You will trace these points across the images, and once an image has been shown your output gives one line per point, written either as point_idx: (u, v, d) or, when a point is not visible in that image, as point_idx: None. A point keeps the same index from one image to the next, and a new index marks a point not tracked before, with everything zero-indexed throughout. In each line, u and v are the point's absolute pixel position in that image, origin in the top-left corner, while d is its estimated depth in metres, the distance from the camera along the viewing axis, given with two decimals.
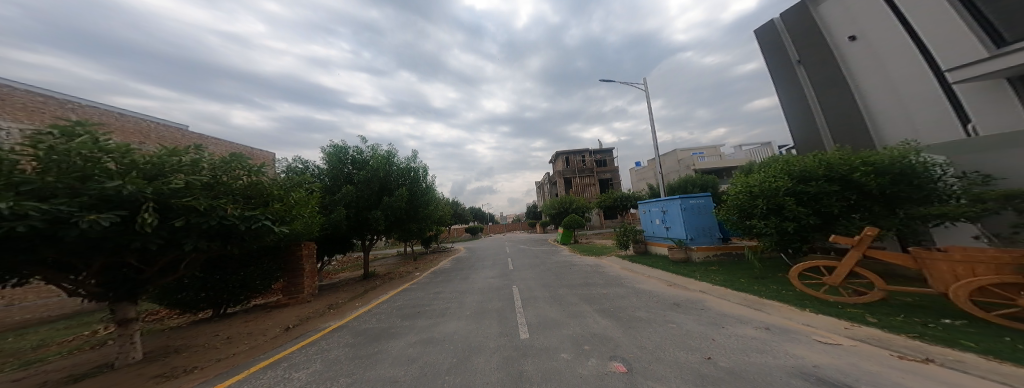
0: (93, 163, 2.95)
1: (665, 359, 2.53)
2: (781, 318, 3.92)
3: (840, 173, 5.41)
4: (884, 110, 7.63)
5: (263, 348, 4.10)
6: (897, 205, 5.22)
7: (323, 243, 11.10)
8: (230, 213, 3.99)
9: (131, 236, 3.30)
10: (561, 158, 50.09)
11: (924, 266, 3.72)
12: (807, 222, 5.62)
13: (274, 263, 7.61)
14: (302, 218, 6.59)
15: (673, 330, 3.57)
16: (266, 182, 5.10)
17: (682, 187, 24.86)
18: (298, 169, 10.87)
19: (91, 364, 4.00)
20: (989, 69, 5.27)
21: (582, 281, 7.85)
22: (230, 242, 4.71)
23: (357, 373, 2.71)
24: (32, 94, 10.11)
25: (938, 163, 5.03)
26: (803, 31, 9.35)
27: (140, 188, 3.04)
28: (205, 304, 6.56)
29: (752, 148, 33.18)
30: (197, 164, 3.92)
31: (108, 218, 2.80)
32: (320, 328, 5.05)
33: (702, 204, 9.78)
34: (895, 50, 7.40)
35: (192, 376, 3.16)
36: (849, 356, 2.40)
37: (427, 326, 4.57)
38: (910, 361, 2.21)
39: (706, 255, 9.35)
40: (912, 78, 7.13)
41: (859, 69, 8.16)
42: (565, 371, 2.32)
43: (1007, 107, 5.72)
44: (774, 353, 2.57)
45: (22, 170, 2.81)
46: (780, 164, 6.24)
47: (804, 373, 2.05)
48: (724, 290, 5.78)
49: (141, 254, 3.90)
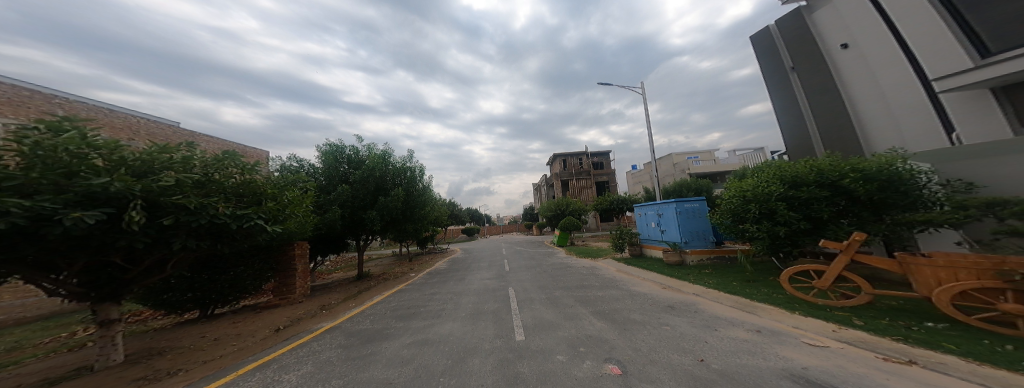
0: (80, 159, 2.88)
1: (659, 361, 2.55)
2: (772, 320, 3.98)
3: (830, 179, 5.54)
4: (874, 117, 7.82)
5: (251, 350, 4.02)
6: (884, 210, 5.35)
7: (317, 242, 10.98)
8: (221, 212, 3.90)
9: (116, 235, 3.24)
10: (559, 160, 50.42)
11: (908, 271, 3.80)
12: (797, 227, 5.73)
13: (265, 263, 7.51)
14: (296, 217, 6.48)
15: (667, 332, 3.61)
16: (259, 181, 5.03)
17: (678, 190, 25.16)
18: (293, 167, 10.79)
19: (69, 367, 3.88)
20: (973, 79, 5.43)
21: (578, 283, 7.90)
22: (221, 242, 4.63)
23: (350, 374, 2.68)
24: (17, 88, 9.84)
25: (923, 171, 5.18)
26: (798, 38, 9.57)
27: (128, 185, 2.99)
28: (192, 304, 6.42)
29: (747, 154, 33.69)
30: (188, 162, 3.82)
31: (93, 216, 2.74)
32: (310, 330, 4.96)
33: (696, 208, 9.88)
34: (885, 58, 7.58)
35: (177, 379, 3.10)
36: (836, 358, 2.45)
37: (422, 328, 4.52)
38: (894, 363, 2.27)
39: (700, 258, 9.54)
40: (901, 85, 7.30)
41: (851, 77, 8.35)
42: (561, 373, 2.33)
43: (991, 116, 5.88)
44: (765, 355, 2.61)
45: (5, 165, 2.73)
46: (772, 168, 6.37)
47: (794, 375, 2.08)
48: (717, 293, 5.86)
49: (127, 253, 3.82)
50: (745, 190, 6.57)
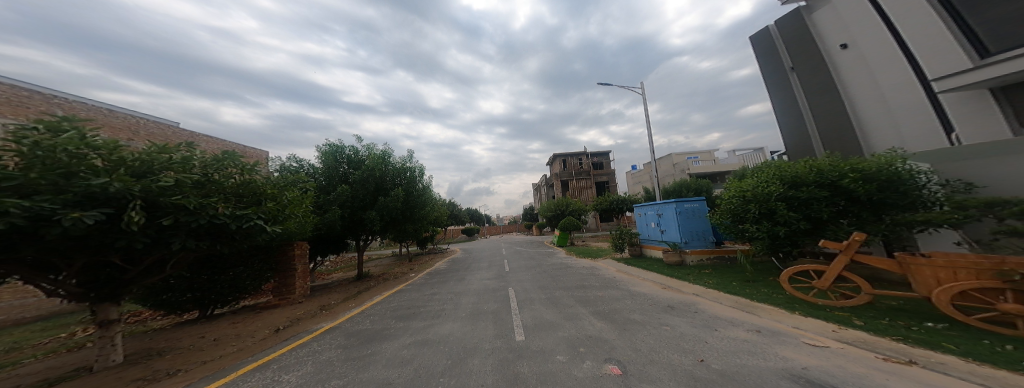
0: (79, 160, 2.88)
1: (659, 361, 2.56)
2: (772, 320, 3.99)
3: (830, 179, 5.55)
4: (874, 117, 7.82)
5: (251, 350, 4.02)
6: (883, 210, 5.35)
7: (317, 242, 10.97)
8: (221, 212, 3.90)
9: (115, 235, 3.23)
10: (558, 160, 50.48)
11: (908, 271, 3.80)
12: (797, 227, 5.74)
13: (265, 263, 7.49)
14: (295, 218, 6.47)
15: (667, 332, 3.61)
16: (259, 181, 5.02)
17: (677, 190, 25.19)
18: (293, 167, 10.79)
19: (68, 367, 3.88)
20: (972, 79, 5.43)
21: (578, 283, 7.89)
22: (220, 242, 4.62)
23: (349, 375, 2.67)
24: (17, 88, 9.84)
25: (923, 171, 5.18)
26: (797, 38, 9.58)
27: (128, 185, 2.98)
28: (191, 305, 6.41)
29: (746, 154, 33.73)
30: (188, 162, 3.81)
31: (92, 216, 2.73)
32: (310, 330, 4.95)
33: (696, 208, 9.88)
34: (885, 58, 7.59)
35: (176, 379, 3.10)
36: (836, 358, 2.45)
37: (421, 328, 4.53)
38: (894, 363, 2.27)
39: (700, 258, 9.54)
40: (900, 85, 7.30)
41: (851, 77, 8.36)
42: (561, 373, 2.33)
43: (990, 116, 5.88)
44: (764, 355, 2.61)
45: (4, 165, 2.73)
46: (772, 169, 6.38)
47: (794, 375, 2.08)
48: (717, 293, 5.85)
49: (127, 253, 3.82)
50: (745, 190, 6.57)
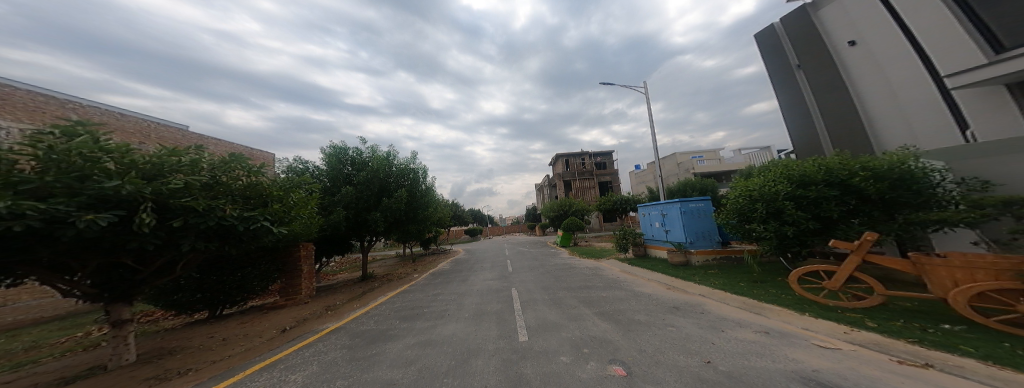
0: (93, 163, 2.92)
1: (665, 362, 2.52)
2: (780, 321, 3.92)
3: (839, 178, 5.46)
4: (884, 115, 7.66)
5: (259, 350, 4.06)
6: (895, 210, 5.25)
7: (322, 243, 11.07)
8: (229, 213, 3.96)
9: (130, 236, 3.29)
10: (561, 160, 50.41)
11: (923, 272, 3.71)
12: (806, 227, 5.65)
13: (272, 264, 7.58)
14: (302, 219, 6.53)
15: (672, 333, 3.57)
16: (265, 183, 5.05)
17: (681, 190, 25.09)
18: (299, 169, 10.92)
19: (82, 366, 3.93)
20: (988, 75, 5.29)
21: (582, 284, 7.82)
22: (228, 243, 4.67)
23: (355, 375, 2.68)
24: (32, 93, 10.08)
25: (937, 169, 5.06)
26: (804, 36, 9.45)
27: (140, 188, 3.02)
28: (201, 304, 6.52)
29: (752, 153, 33.38)
30: (196, 164, 3.89)
31: (106, 218, 2.78)
32: (316, 330, 4.98)
33: (702, 207, 9.77)
34: (895, 55, 7.44)
35: (187, 378, 3.12)
36: (849, 361, 2.39)
37: (425, 328, 4.54)
38: (909, 366, 2.21)
39: (705, 259, 9.42)
40: (912, 83, 7.15)
41: (861, 74, 8.20)
42: (566, 375, 2.30)
43: (1006, 113, 5.74)
44: (774, 357, 2.56)
45: (21, 169, 2.79)
46: (780, 168, 6.30)
47: (804, 377, 2.04)
48: (723, 294, 5.78)
49: (138, 254, 3.88)
50: (751, 189, 6.51)
